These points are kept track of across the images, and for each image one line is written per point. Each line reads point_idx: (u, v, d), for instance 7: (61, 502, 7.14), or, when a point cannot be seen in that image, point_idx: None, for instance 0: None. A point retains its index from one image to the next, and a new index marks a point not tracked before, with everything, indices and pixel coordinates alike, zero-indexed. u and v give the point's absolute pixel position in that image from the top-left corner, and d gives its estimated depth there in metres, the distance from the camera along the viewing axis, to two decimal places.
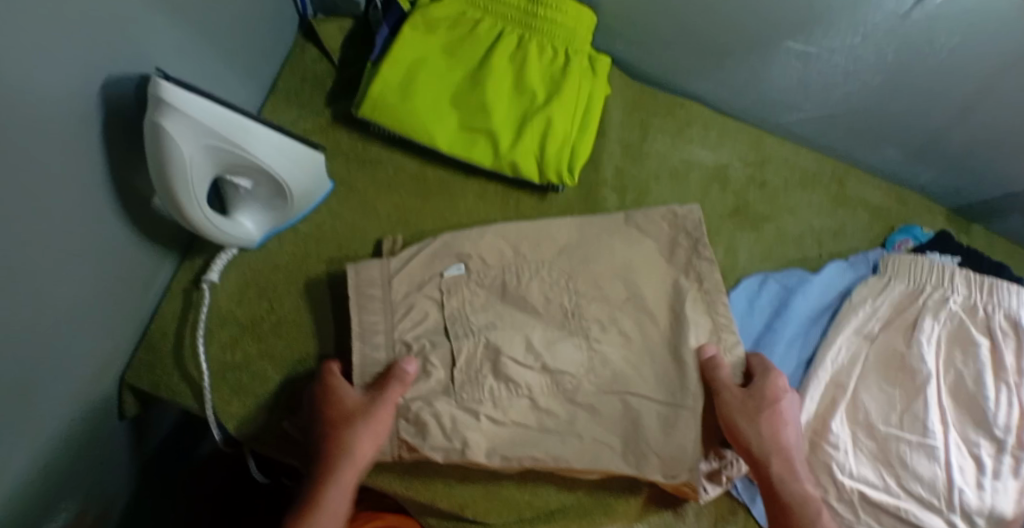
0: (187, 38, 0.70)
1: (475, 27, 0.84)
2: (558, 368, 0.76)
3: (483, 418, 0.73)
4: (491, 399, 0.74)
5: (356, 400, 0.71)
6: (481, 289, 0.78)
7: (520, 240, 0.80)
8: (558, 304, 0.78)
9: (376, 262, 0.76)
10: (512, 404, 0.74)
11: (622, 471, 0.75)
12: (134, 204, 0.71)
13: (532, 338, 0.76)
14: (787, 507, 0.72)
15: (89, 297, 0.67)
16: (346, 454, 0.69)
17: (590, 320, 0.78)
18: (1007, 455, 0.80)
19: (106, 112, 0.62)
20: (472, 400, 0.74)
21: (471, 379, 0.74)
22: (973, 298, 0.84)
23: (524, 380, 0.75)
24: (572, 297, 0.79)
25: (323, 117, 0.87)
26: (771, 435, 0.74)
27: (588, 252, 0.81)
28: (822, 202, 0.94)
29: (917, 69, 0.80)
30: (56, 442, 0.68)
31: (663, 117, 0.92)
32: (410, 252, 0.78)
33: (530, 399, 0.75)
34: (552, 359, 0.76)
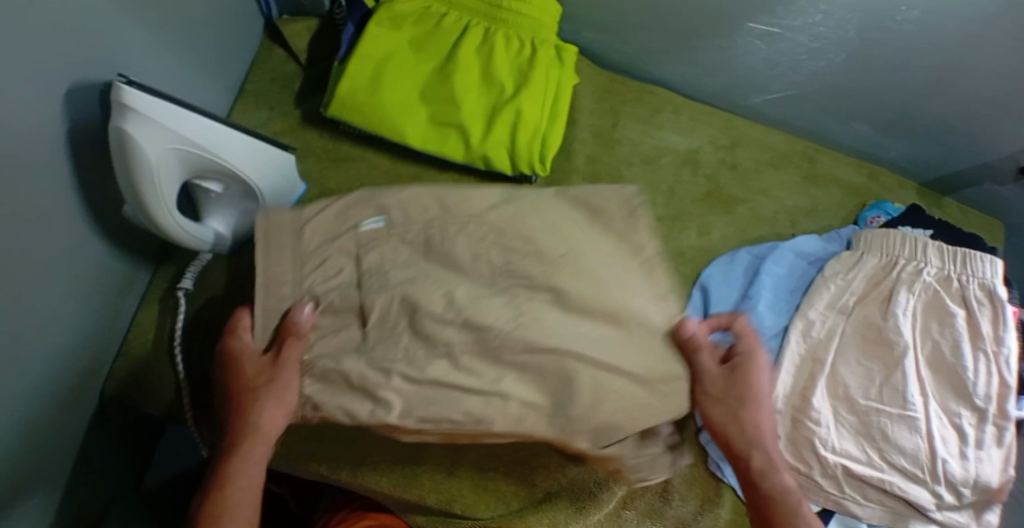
0: (151, 45, 0.71)
1: (441, 21, 0.85)
2: (481, 322, 0.66)
3: (396, 376, 0.65)
4: (405, 357, 0.66)
5: (257, 362, 0.67)
6: (404, 246, 0.68)
7: (445, 191, 0.70)
8: (484, 262, 0.67)
9: (288, 208, 0.67)
10: (430, 361, 0.66)
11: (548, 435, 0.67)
12: (106, 213, 0.71)
13: (454, 294, 0.66)
14: (766, 501, 0.71)
15: (65, 307, 0.68)
16: (254, 427, 0.66)
17: None
18: (989, 424, 0.81)
19: (71, 121, 0.62)
20: (384, 359, 0.66)
21: (385, 336, 0.66)
22: (947, 269, 0.85)
23: (443, 337, 0.66)
24: (497, 254, 0.69)
25: (292, 118, 0.87)
26: (749, 424, 0.73)
27: (522, 199, 0.72)
28: (794, 180, 0.94)
29: (881, 44, 0.81)
30: (41, 454, 0.68)
31: (632, 103, 0.93)
32: (322, 202, 0.68)
33: (449, 359, 0.66)
34: (474, 313, 0.66)
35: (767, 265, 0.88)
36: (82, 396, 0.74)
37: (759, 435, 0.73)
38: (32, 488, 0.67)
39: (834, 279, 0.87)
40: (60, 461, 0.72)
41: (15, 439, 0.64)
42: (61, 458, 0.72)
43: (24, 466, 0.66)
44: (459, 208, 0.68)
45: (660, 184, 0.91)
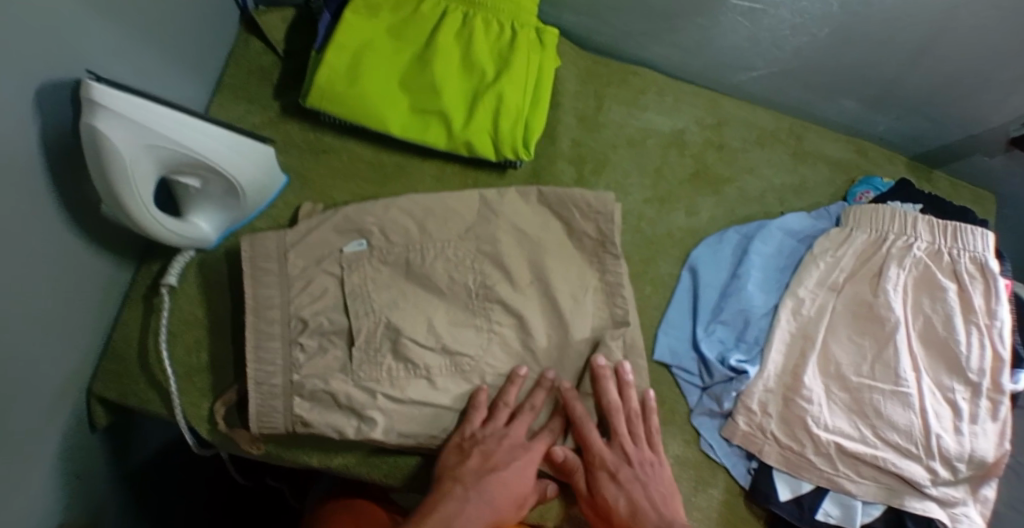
0: (124, 40, 0.69)
1: (419, 7, 0.84)
2: (458, 349, 0.77)
3: (379, 396, 0.74)
4: (389, 379, 0.75)
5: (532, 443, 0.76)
6: (384, 266, 0.78)
7: (426, 217, 0.80)
8: (463, 284, 0.79)
9: (271, 234, 0.76)
10: (410, 383, 0.76)
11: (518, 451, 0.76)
12: (83, 216, 0.70)
13: (434, 320, 0.78)
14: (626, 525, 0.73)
15: (44, 309, 0.67)
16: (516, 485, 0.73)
17: (493, 302, 0.79)
18: (983, 398, 0.81)
19: (42, 119, 0.61)
20: (369, 379, 0.75)
21: (369, 357, 0.75)
22: (937, 243, 0.84)
23: (423, 360, 0.76)
24: (477, 276, 0.79)
25: (272, 110, 0.86)
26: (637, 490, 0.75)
27: (492, 228, 0.81)
28: (781, 158, 0.93)
29: (864, 16, 0.79)
30: (28, 462, 0.67)
31: (615, 86, 0.91)
32: (308, 224, 0.78)
33: (428, 379, 0.77)
34: (453, 341, 0.77)
35: (755, 245, 0.87)
36: (68, 400, 0.73)
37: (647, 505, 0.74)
38: (22, 494, 0.67)
39: (824, 257, 0.85)
40: (50, 469, 0.71)
41: (2, 449, 0.63)
42: (50, 465, 0.71)
43: (12, 476, 0.65)
44: (436, 231, 0.80)
45: (647, 166, 0.91)
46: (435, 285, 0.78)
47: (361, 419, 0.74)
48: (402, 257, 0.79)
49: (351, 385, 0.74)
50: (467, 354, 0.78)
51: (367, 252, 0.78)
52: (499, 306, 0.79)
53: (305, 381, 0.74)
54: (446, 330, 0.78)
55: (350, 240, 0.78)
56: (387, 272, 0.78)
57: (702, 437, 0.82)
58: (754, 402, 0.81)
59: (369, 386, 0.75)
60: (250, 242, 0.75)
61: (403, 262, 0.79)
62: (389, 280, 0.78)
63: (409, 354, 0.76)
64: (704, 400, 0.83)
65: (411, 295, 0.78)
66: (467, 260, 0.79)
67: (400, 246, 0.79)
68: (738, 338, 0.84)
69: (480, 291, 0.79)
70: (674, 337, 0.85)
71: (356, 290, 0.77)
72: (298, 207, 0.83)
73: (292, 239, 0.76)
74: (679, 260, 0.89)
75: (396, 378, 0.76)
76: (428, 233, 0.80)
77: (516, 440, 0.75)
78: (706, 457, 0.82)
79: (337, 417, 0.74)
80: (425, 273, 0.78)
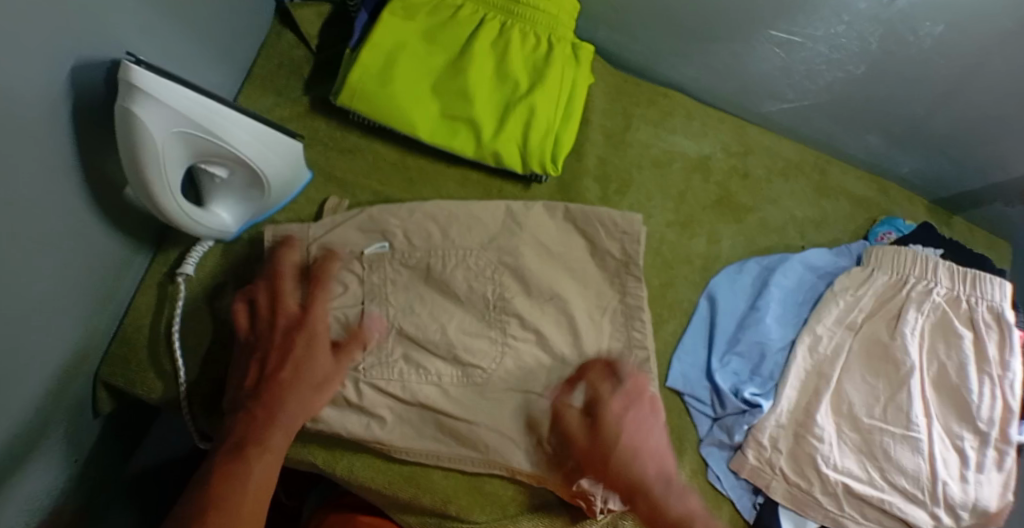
0: (160, 22, 0.68)
1: (456, 12, 0.83)
2: (471, 360, 0.77)
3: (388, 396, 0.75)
4: (399, 380, 0.75)
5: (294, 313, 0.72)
6: (405, 269, 0.78)
7: (450, 223, 0.79)
8: (481, 295, 0.78)
9: (296, 226, 0.76)
10: (420, 387, 0.76)
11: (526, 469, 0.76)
12: (104, 198, 0.69)
13: (448, 328, 0.77)
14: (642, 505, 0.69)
15: (57, 289, 0.65)
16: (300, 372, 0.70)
17: (510, 315, 0.78)
18: (991, 447, 0.81)
19: (73, 96, 0.60)
20: (380, 380, 0.75)
21: (381, 361, 0.75)
22: (957, 290, 0.83)
23: (434, 366, 0.76)
24: (495, 289, 0.78)
25: (300, 105, 0.85)
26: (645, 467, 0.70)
27: (515, 243, 0.80)
28: (806, 191, 0.93)
29: (900, 57, 0.79)
30: (25, 443, 0.66)
31: (645, 106, 0.91)
32: (333, 219, 0.78)
33: (438, 386, 0.76)
34: (465, 351, 0.77)
35: (775, 277, 0.86)
36: (71, 382, 0.72)
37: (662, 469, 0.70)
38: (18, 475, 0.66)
39: (844, 295, 0.85)
40: (44, 451, 0.70)
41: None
42: (45, 448, 0.70)
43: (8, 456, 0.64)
44: (459, 240, 0.79)
45: (671, 189, 0.90)
46: (454, 293, 0.78)
47: (371, 418, 0.74)
48: (423, 263, 0.78)
49: (361, 385, 0.75)
50: (479, 365, 0.77)
51: (389, 254, 0.77)
52: (515, 321, 0.78)
53: None
54: (458, 337, 0.77)
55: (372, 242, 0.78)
56: (407, 274, 0.78)
57: (710, 468, 0.81)
58: (765, 437, 0.80)
59: (379, 387, 0.75)
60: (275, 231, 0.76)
61: (424, 267, 0.78)
62: (408, 283, 0.78)
63: (421, 361, 0.76)
64: (714, 431, 0.82)
65: (428, 301, 0.77)
66: (487, 272, 0.79)
67: (422, 251, 0.78)
68: (753, 371, 0.84)
69: (497, 303, 0.78)
70: (687, 364, 0.84)
71: (374, 290, 0.77)
72: (325, 199, 0.83)
73: (315, 233, 0.77)
74: (697, 286, 0.88)
75: (407, 380, 0.76)
76: (451, 240, 0.79)
77: (523, 460, 0.76)
78: (713, 490, 0.81)
79: (347, 418, 0.74)
80: (445, 280, 0.78)
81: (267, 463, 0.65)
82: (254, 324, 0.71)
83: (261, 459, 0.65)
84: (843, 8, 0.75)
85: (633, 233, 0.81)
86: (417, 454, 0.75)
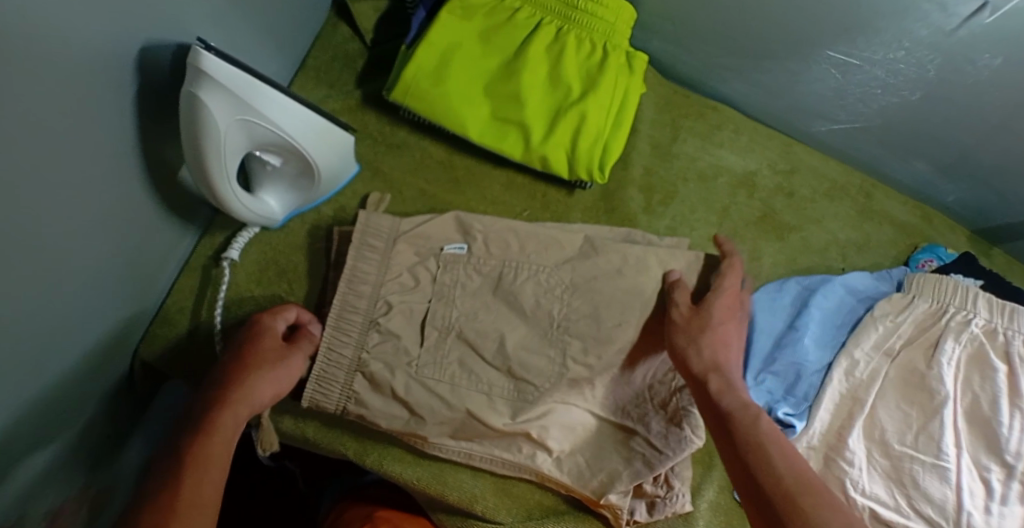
0: (226, 8, 0.69)
1: (514, 14, 0.83)
2: (524, 375, 0.76)
3: (437, 397, 0.75)
4: (449, 382, 0.75)
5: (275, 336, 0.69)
6: (477, 274, 0.77)
7: (527, 239, 0.78)
8: (546, 311, 0.77)
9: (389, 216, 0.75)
10: (469, 393, 0.75)
11: (553, 474, 0.78)
12: (160, 180, 0.69)
13: (507, 339, 0.76)
14: (728, 416, 0.66)
15: (109, 267, 0.66)
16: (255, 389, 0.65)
17: (573, 336, 0.77)
18: (1016, 480, 0.79)
19: (140, 77, 0.61)
20: (430, 378, 0.75)
21: (435, 361, 0.75)
22: (994, 322, 0.83)
23: (485, 375, 0.76)
24: (562, 307, 0.77)
25: (352, 98, 0.85)
26: (713, 354, 0.71)
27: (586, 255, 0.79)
28: (848, 214, 0.93)
29: (957, 86, 0.79)
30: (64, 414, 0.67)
31: (693, 119, 0.91)
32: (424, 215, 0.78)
33: (487, 393, 0.76)
34: (519, 365, 0.76)
35: (816, 298, 0.86)
36: (114, 361, 0.73)
37: (797, 488, 0.59)
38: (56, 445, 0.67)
39: (884, 320, 0.85)
40: (82, 428, 0.71)
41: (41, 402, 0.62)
42: (85, 423, 0.71)
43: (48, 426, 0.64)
44: (537, 257, 0.78)
45: (714, 203, 0.90)
46: (521, 308, 0.77)
47: (413, 415, 0.74)
48: (496, 272, 0.77)
49: (412, 381, 0.74)
50: (532, 383, 0.76)
51: (466, 257, 0.77)
52: (576, 345, 0.77)
53: (367, 362, 0.74)
54: (515, 351, 0.76)
55: (452, 242, 0.78)
56: (479, 281, 0.77)
57: None
58: None
59: (427, 385, 0.75)
60: (366, 217, 0.74)
61: (496, 276, 0.77)
62: (477, 290, 0.77)
63: (475, 368, 0.76)
64: None
65: (493, 310, 0.77)
66: (558, 291, 0.77)
67: (497, 260, 0.77)
68: (787, 390, 0.84)
69: (561, 323, 0.77)
70: None
71: (444, 291, 0.76)
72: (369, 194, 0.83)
73: (405, 226, 0.76)
74: None
75: (457, 384, 0.75)
76: (528, 255, 0.78)
77: (552, 466, 0.78)
78: (738, 506, 0.82)
79: (393, 410, 0.74)
80: (514, 293, 0.77)
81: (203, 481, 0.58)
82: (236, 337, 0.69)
83: (196, 498, 0.57)
84: (905, 33, 0.75)
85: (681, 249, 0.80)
86: (449, 450, 0.76)
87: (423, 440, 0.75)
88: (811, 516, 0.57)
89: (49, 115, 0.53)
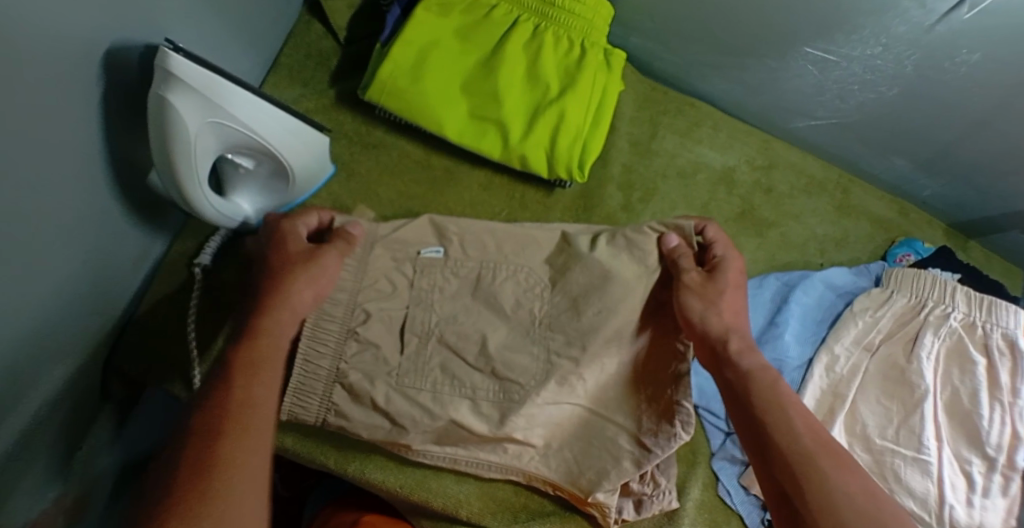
0: (194, 5, 0.67)
1: (490, 12, 0.82)
2: (508, 375, 0.75)
3: (419, 406, 0.73)
4: (431, 390, 0.74)
5: (298, 243, 0.69)
6: (455, 278, 0.77)
7: (505, 240, 0.78)
8: (527, 311, 0.77)
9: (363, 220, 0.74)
10: (452, 400, 0.74)
11: (542, 473, 0.77)
12: (129, 183, 0.67)
13: (489, 340, 0.76)
14: (746, 375, 0.67)
15: (77, 274, 0.64)
16: (292, 287, 0.66)
17: (556, 332, 0.77)
18: (998, 473, 0.80)
19: (105, 78, 0.59)
20: (411, 388, 0.73)
21: (416, 369, 0.74)
22: (972, 316, 0.83)
23: (469, 380, 0.75)
24: (543, 306, 0.77)
25: (326, 97, 0.83)
26: (731, 320, 0.70)
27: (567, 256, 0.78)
28: (827, 209, 0.93)
29: (935, 82, 0.79)
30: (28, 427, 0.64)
31: (672, 115, 0.91)
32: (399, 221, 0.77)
33: (471, 399, 0.75)
34: (503, 366, 0.75)
35: (796, 294, 0.87)
36: (82, 370, 0.70)
37: (810, 446, 0.62)
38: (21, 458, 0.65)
39: (863, 315, 0.86)
40: (48, 437, 0.68)
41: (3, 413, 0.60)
42: (50, 433, 0.68)
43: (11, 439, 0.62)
44: (516, 257, 0.77)
45: (694, 199, 0.90)
46: (501, 308, 0.77)
47: (394, 424, 0.73)
48: (474, 274, 0.77)
49: (393, 389, 0.73)
50: (517, 382, 0.75)
51: (443, 260, 0.76)
52: (560, 339, 0.76)
53: (346, 371, 0.72)
54: (497, 352, 0.76)
55: (428, 246, 0.77)
56: (456, 284, 0.77)
57: (721, 482, 0.82)
58: None
59: (408, 395, 0.73)
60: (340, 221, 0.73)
61: (474, 277, 0.77)
62: (456, 294, 0.77)
63: (457, 373, 0.75)
64: (727, 445, 0.83)
65: (473, 313, 0.77)
66: (537, 289, 0.77)
67: (474, 261, 0.77)
68: None
69: (543, 320, 0.77)
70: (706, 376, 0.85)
71: (422, 296, 0.76)
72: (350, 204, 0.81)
73: (382, 230, 0.75)
74: None
75: (439, 392, 0.74)
76: (506, 256, 0.78)
77: (540, 464, 0.77)
78: (722, 503, 0.81)
79: (374, 421, 0.73)
80: (494, 294, 0.77)
81: (260, 385, 0.61)
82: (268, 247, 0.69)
83: (251, 410, 0.59)
84: (883, 30, 0.75)
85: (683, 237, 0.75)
86: (435, 456, 0.75)
87: (408, 449, 0.74)
88: (824, 474, 0.61)
89: (9, 117, 0.51)
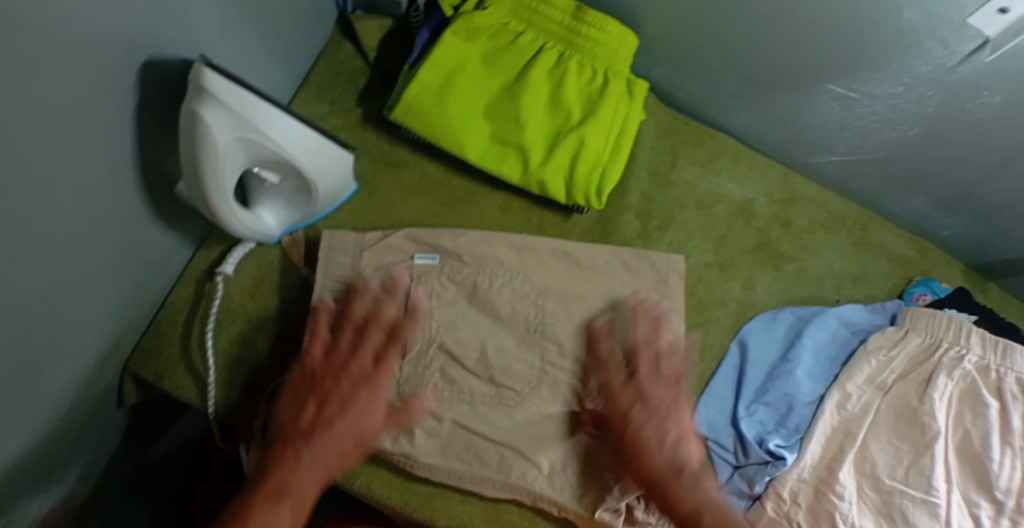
0: (230, 23, 0.69)
1: (516, 38, 0.83)
2: (506, 382, 0.77)
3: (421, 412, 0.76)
4: (431, 396, 0.76)
5: (362, 365, 0.71)
6: (452, 284, 0.79)
7: (500, 245, 0.81)
8: (523, 317, 0.79)
9: (353, 232, 0.80)
10: (450, 405, 0.76)
11: (545, 494, 0.75)
12: (158, 192, 0.69)
13: (489, 347, 0.78)
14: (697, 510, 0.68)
15: (102, 279, 0.65)
16: (357, 420, 0.69)
17: (549, 341, 0.79)
18: (1006, 517, 0.78)
19: (142, 91, 0.61)
20: (413, 395, 0.76)
21: (417, 375, 0.77)
22: (987, 358, 0.83)
23: (467, 384, 0.77)
24: (536, 312, 0.80)
25: (352, 115, 0.85)
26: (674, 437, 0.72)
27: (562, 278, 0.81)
28: (845, 245, 0.93)
29: (956, 124, 0.79)
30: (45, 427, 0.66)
31: (692, 146, 0.92)
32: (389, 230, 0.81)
33: (469, 405, 0.76)
34: (501, 372, 0.77)
35: (809, 329, 0.86)
36: (101, 370, 0.72)
37: None
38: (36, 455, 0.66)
39: (877, 354, 0.85)
40: (65, 434, 0.70)
41: (24, 407, 0.61)
42: (69, 429, 0.70)
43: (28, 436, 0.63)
44: (508, 264, 0.81)
45: (711, 230, 0.90)
46: (497, 313, 0.79)
47: (401, 433, 0.75)
48: (470, 281, 0.80)
49: (395, 397, 0.76)
50: (513, 388, 0.77)
51: (438, 267, 0.80)
52: (553, 348, 0.79)
53: None
54: (496, 359, 0.78)
55: (423, 253, 0.80)
56: (453, 290, 0.79)
57: None
58: (785, 490, 0.79)
59: (413, 401, 0.76)
60: (330, 236, 0.79)
61: (470, 285, 0.80)
62: (453, 299, 0.79)
63: (456, 377, 0.77)
64: (734, 479, 0.81)
65: (470, 319, 0.79)
66: (531, 296, 0.80)
67: (470, 269, 0.80)
68: (779, 422, 0.83)
69: (537, 328, 0.79)
70: (714, 410, 0.84)
71: (419, 302, 0.78)
72: (374, 228, 0.82)
73: (370, 240, 0.80)
74: (730, 329, 0.88)
75: (440, 397, 0.76)
76: (500, 261, 0.81)
77: (544, 485, 0.75)
78: None
79: None
80: (489, 300, 0.79)
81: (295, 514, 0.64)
82: (324, 359, 0.71)
83: None
84: (905, 69, 0.75)
85: (675, 271, 0.83)
86: (440, 472, 0.74)
87: (410, 461, 0.74)
88: None
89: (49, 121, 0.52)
